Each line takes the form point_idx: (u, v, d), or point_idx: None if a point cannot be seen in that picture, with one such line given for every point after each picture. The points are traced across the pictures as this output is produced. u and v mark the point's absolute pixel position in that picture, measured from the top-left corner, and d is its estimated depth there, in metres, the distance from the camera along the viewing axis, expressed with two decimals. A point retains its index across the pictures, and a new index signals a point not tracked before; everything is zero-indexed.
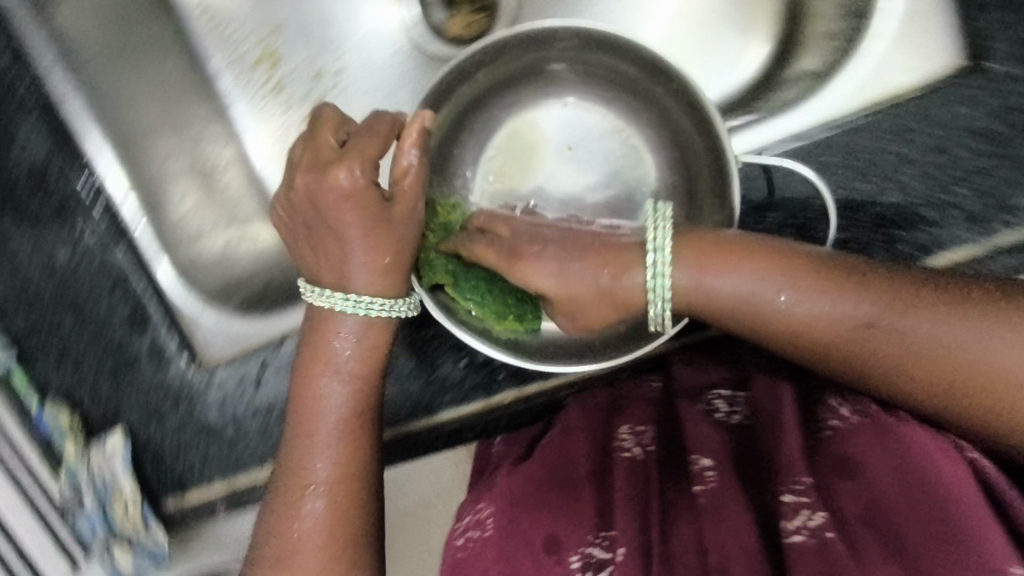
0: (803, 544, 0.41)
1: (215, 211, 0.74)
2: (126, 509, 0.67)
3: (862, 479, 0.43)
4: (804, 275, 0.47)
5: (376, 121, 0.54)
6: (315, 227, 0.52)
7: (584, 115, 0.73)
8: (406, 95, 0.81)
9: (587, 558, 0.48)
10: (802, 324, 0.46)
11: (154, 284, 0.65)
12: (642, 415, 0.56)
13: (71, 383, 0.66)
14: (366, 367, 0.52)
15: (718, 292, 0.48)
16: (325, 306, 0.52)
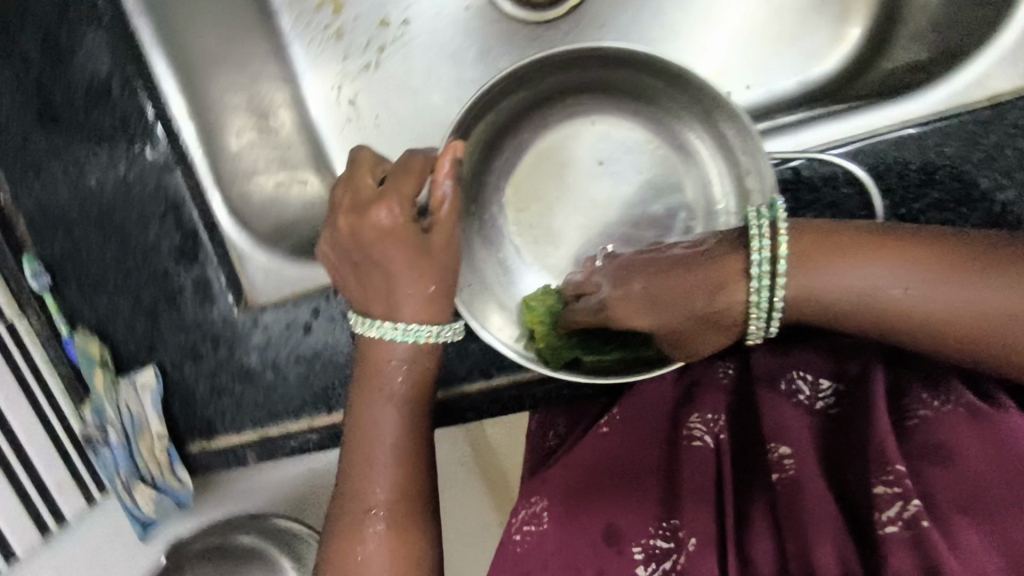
0: (900, 536, 0.40)
1: (268, 152, 0.70)
2: (152, 448, 0.64)
3: (958, 466, 0.42)
4: (922, 261, 0.41)
5: (410, 159, 0.45)
6: (355, 261, 0.44)
7: (610, 126, 0.60)
8: (474, 53, 0.72)
9: (649, 550, 0.48)
10: (880, 312, 0.42)
11: (207, 218, 0.62)
12: (716, 401, 0.53)
13: (104, 314, 0.64)
14: (422, 383, 0.44)
15: (832, 291, 0.43)
16: (375, 337, 0.43)
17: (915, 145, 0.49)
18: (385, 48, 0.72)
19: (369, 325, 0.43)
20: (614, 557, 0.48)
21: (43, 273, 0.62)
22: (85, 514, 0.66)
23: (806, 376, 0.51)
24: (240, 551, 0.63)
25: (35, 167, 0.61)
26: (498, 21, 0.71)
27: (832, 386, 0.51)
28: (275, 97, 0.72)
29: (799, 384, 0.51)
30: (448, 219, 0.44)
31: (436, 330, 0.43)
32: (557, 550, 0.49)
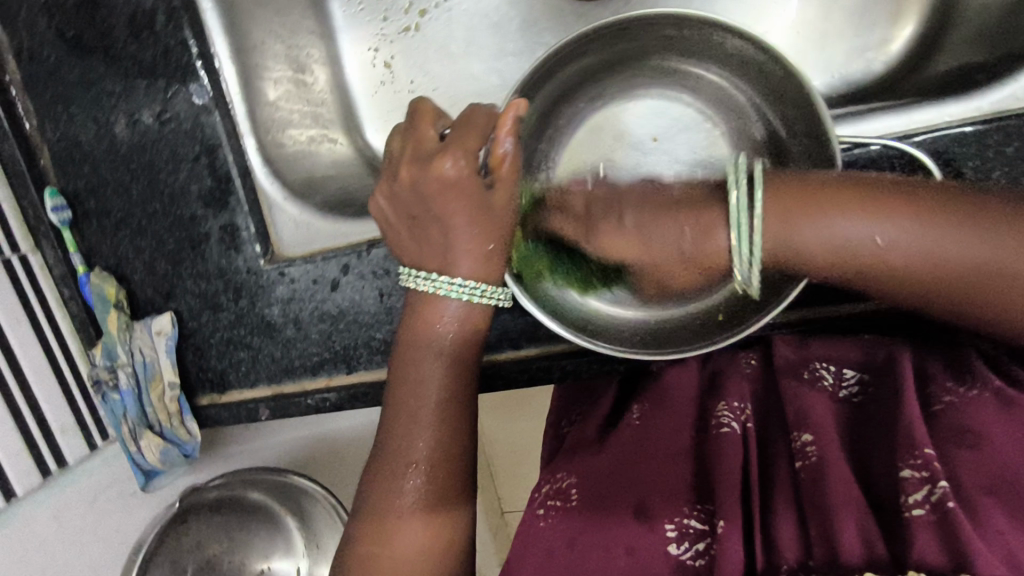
0: (925, 519, 0.36)
1: (301, 106, 0.66)
2: (162, 395, 0.63)
3: (985, 448, 0.38)
4: (905, 208, 0.37)
5: (474, 114, 0.44)
6: (414, 213, 0.43)
7: (669, 105, 0.58)
8: (517, 26, 0.65)
9: (683, 529, 0.43)
10: (856, 262, 0.38)
11: (242, 163, 0.61)
12: (742, 391, 0.50)
13: (124, 255, 0.63)
14: (473, 340, 0.44)
15: (812, 243, 0.38)
16: (429, 291, 0.43)
17: (974, 143, 0.48)
18: (427, 13, 0.66)
19: (422, 279, 0.43)
20: (642, 536, 0.43)
21: (63, 206, 0.61)
22: (87, 457, 0.64)
23: (829, 364, 0.48)
24: (254, 505, 0.61)
25: (67, 98, 0.61)
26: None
27: (857, 374, 0.47)
28: (311, 53, 0.66)
29: (821, 371, 0.48)
30: (508, 179, 0.43)
31: (488, 291, 0.43)
32: (583, 530, 0.45)
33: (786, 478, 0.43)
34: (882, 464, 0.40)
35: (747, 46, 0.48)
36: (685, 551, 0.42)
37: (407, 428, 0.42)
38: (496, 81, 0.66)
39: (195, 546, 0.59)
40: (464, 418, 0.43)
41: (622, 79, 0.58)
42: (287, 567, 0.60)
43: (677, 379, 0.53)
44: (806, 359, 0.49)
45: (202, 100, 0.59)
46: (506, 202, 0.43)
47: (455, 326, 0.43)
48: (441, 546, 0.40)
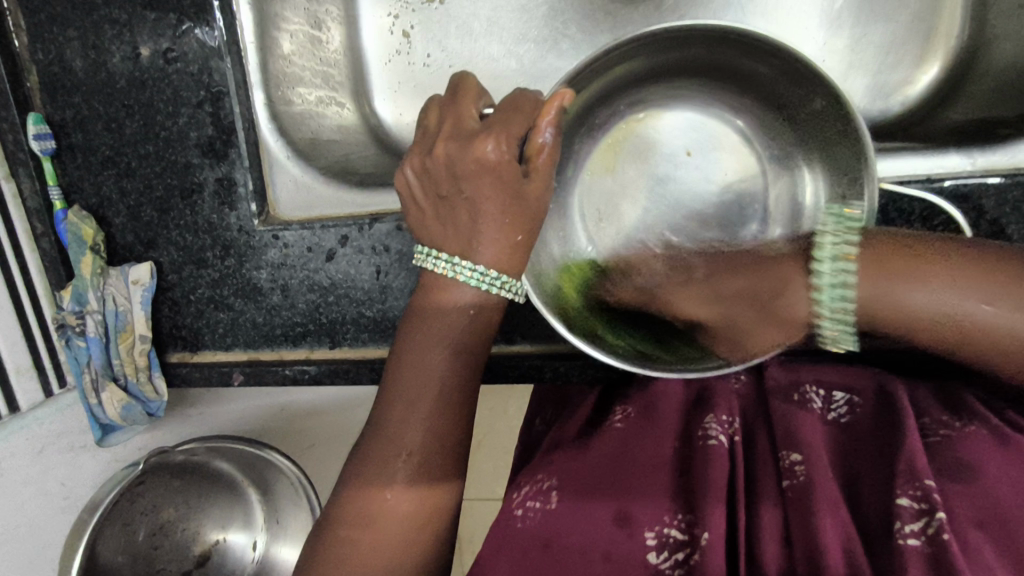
0: (917, 551, 0.34)
1: (312, 64, 0.61)
2: (131, 348, 0.60)
3: (982, 484, 0.36)
4: (1008, 279, 0.33)
5: (520, 99, 0.42)
6: (446, 193, 0.41)
7: (707, 122, 0.56)
8: (543, 14, 0.60)
9: (663, 538, 0.39)
10: (954, 332, 0.34)
11: (248, 114, 0.58)
12: (731, 404, 0.46)
13: (107, 195, 0.60)
14: (484, 329, 0.43)
15: (912, 309, 0.35)
16: (446, 275, 0.41)
17: (993, 198, 0.49)
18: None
19: (441, 261, 0.41)
20: (621, 542, 0.40)
21: (47, 135, 0.58)
22: (38, 405, 0.61)
23: (819, 387, 0.44)
24: (216, 474, 0.58)
25: (64, 20, 0.57)
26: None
27: (845, 397, 0.44)
28: (329, 10, 0.60)
29: (811, 394, 0.44)
30: (543, 174, 0.41)
31: (508, 283, 0.42)
32: (565, 533, 0.40)
33: (772, 491, 0.40)
34: (872, 496, 0.38)
35: (807, 68, 0.45)
36: (664, 561, 0.39)
37: (404, 411, 0.41)
38: (513, 65, 0.61)
39: (150, 510, 0.56)
40: (462, 404, 0.42)
41: (660, 93, 0.55)
42: (242, 540, 0.57)
43: (664, 389, 0.49)
44: (796, 381, 0.45)
45: (214, 40, 0.56)
46: (541, 188, 0.41)
47: (467, 311, 0.42)
48: (422, 535, 0.39)
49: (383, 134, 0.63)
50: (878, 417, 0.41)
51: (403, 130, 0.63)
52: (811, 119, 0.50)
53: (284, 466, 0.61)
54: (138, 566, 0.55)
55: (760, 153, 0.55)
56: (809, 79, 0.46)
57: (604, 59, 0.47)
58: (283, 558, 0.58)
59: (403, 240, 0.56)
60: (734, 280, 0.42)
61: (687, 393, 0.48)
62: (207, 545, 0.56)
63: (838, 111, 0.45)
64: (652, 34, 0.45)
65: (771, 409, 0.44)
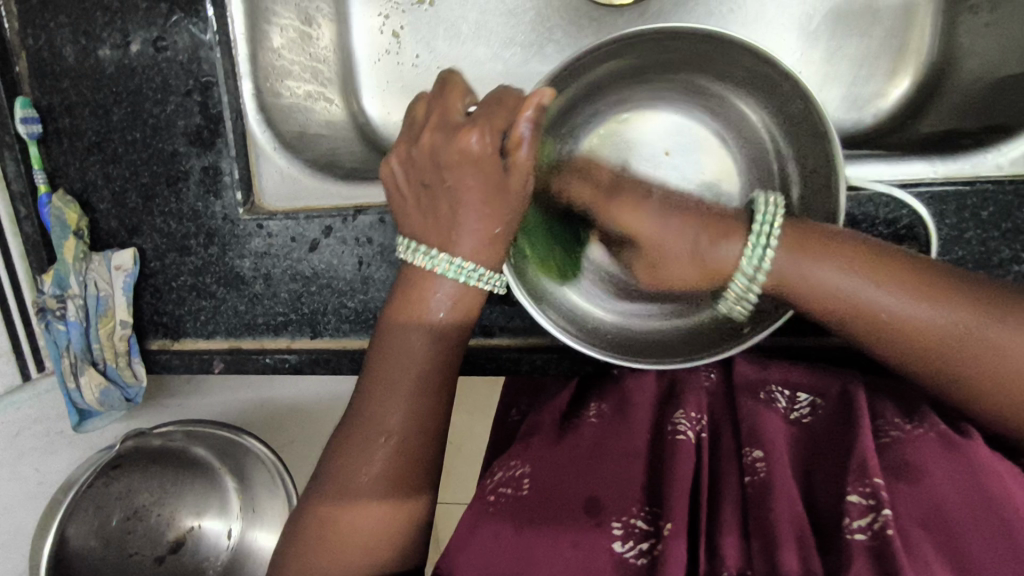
0: (862, 545, 0.35)
1: (302, 59, 0.62)
2: (112, 333, 0.60)
3: (925, 483, 0.37)
4: (875, 267, 0.38)
5: (505, 95, 0.43)
6: (430, 181, 0.43)
7: (691, 126, 0.57)
8: (530, 19, 0.62)
9: (630, 528, 0.40)
10: (833, 305, 0.39)
11: (236, 104, 0.58)
12: (700, 402, 0.46)
13: (91, 180, 0.60)
14: (458, 326, 0.44)
15: (801, 283, 0.39)
16: (424, 266, 0.43)
17: (955, 204, 0.50)
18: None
19: (419, 253, 0.43)
20: (589, 532, 0.40)
21: (33, 119, 0.58)
22: (15, 392, 0.61)
23: (784, 388, 0.46)
24: (193, 460, 0.58)
25: (57, 6, 0.57)
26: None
27: (809, 399, 0.45)
28: (319, 7, 0.62)
29: (776, 395, 0.45)
30: (525, 164, 0.42)
31: (486, 278, 0.43)
32: (525, 524, 0.41)
33: (735, 488, 0.41)
34: (826, 489, 0.39)
35: (774, 69, 0.47)
36: (630, 550, 0.40)
37: (388, 397, 0.42)
38: (500, 67, 0.63)
39: (123, 496, 0.56)
40: (442, 391, 0.43)
41: (643, 94, 0.57)
42: (218, 527, 0.58)
43: (637, 385, 0.49)
44: (763, 380, 0.46)
45: (207, 39, 0.57)
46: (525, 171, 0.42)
47: (446, 306, 0.43)
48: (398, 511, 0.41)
49: (370, 130, 0.65)
50: (840, 417, 0.42)
51: (389, 128, 0.64)
52: (788, 127, 0.51)
53: (260, 452, 0.60)
54: (110, 550, 0.55)
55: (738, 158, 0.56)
56: (778, 81, 0.48)
57: (587, 58, 0.49)
58: (260, 546, 0.58)
59: (386, 232, 0.57)
60: (690, 223, 0.42)
61: (660, 386, 0.49)
62: (181, 531, 0.57)
63: (812, 115, 0.46)
64: (634, 35, 0.47)
65: (739, 407, 0.45)
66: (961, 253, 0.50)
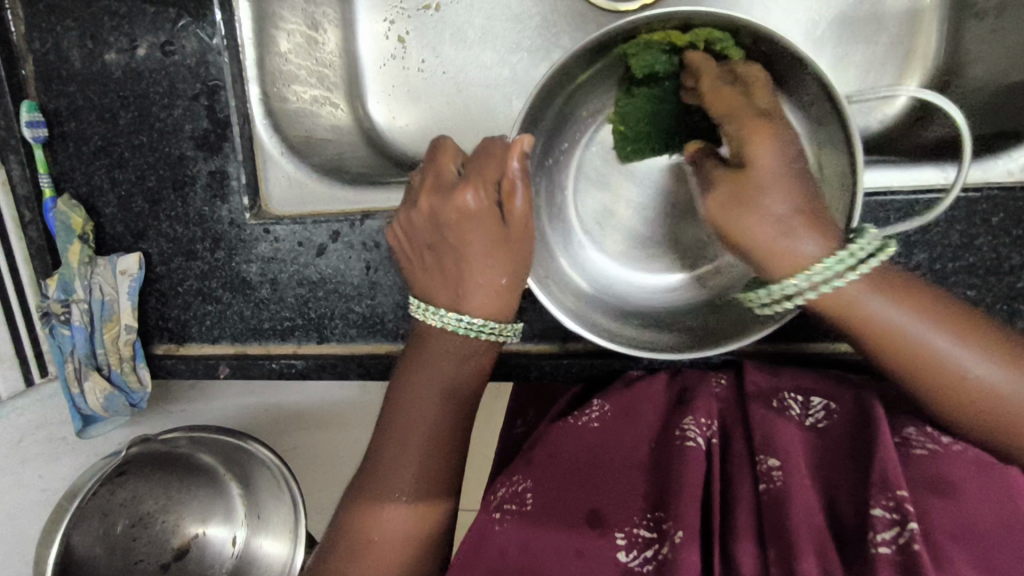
0: (889, 559, 0.35)
1: (307, 63, 0.62)
2: (116, 338, 0.60)
3: (960, 500, 0.37)
4: (937, 317, 0.39)
5: (490, 145, 0.45)
6: (433, 241, 0.45)
7: None
8: (536, 24, 0.61)
9: (634, 538, 0.40)
10: (888, 345, 0.40)
11: (242, 107, 0.58)
12: (710, 408, 0.46)
13: (97, 184, 0.60)
14: (475, 372, 0.47)
15: (866, 318, 0.39)
16: (436, 326, 0.46)
17: (965, 209, 0.50)
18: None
19: (430, 312, 0.46)
20: (594, 541, 0.40)
21: (39, 123, 0.58)
22: (19, 395, 0.61)
23: (797, 394, 0.45)
24: (200, 467, 0.58)
25: (63, 10, 0.57)
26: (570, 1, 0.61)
27: (823, 402, 0.44)
28: (326, 12, 0.61)
29: (789, 401, 0.45)
30: (522, 211, 0.44)
31: (493, 329, 0.45)
32: (538, 537, 0.41)
33: (747, 497, 0.40)
34: (846, 498, 0.39)
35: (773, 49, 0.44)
36: (634, 559, 0.39)
37: (416, 416, 0.45)
38: (507, 72, 0.63)
39: (130, 501, 0.56)
40: (453, 419, 0.46)
41: None
42: (222, 534, 0.57)
43: (644, 393, 0.49)
44: (775, 388, 0.46)
45: (216, 44, 0.57)
46: (523, 218, 0.44)
47: (461, 352, 0.46)
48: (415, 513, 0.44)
49: (376, 135, 0.65)
50: (853, 427, 0.42)
51: (395, 133, 0.64)
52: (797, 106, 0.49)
53: (266, 457, 0.60)
54: (115, 558, 0.54)
55: None
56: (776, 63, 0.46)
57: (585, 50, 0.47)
58: (264, 552, 0.57)
59: None
60: (790, 205, 0.39)
61: (669, 394, 0.49)
62: (186, 538, 0.56)
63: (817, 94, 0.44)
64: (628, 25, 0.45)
65: (751, 415, 0.44)
66: (972, 260, 0.50)
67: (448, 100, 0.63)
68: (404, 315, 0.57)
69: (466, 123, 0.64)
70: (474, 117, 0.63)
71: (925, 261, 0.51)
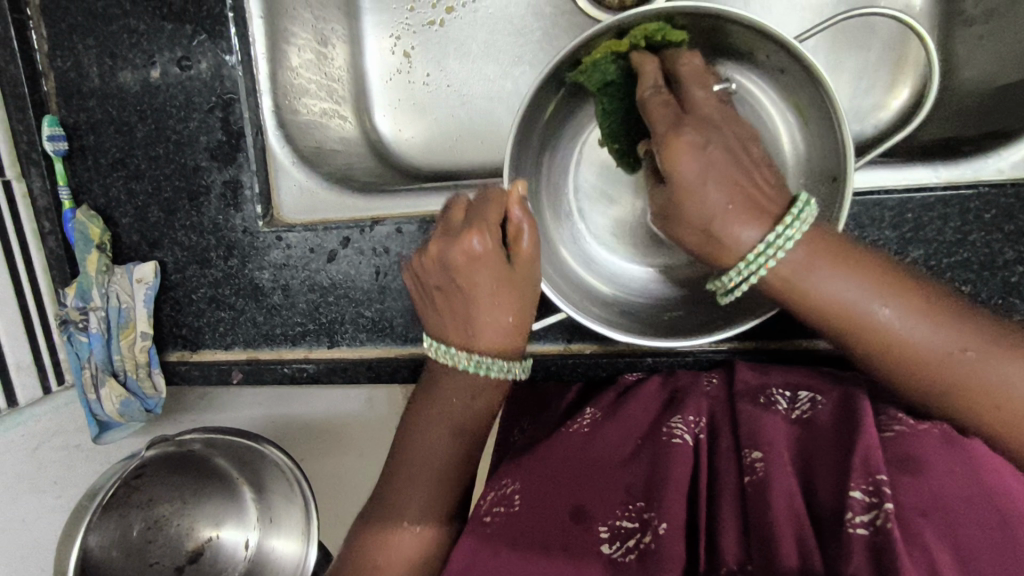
0: (864, 539, 0.33)
1: (318, 78, 0.64)
2: (132, 344, 0.62)
3: (928, 476, 0.35)
4: (895, 288, 0.38)
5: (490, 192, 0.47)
6: (439, 287, 0.46)
7: None
8: (538, 38, 0.64)
9: (615, 530, 0.39)
10: (843, 321, 0.38)
11: (255, 119, 0.60)
12: (700, 406, 0.46)
13: (115, 196, 0.62)
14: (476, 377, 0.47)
15: (818, 295, 0.38)
16: (448, 364, 0.47)
17: (958, 207, 0.51)
18: (454, 10, 0.65)
19: (443, 351, 0.47)
20: (577, 536, 0.39)
21: (60, 137, 0.60)
22: (37, 402, 0.62)
23: (784, 390, 0.45)
24: (212, 471, 0.59)
25: (85, 29, 0.59)
26: (568, 16, 0.63)
27: (810, 396, 0.44)
28: (334, 28, 0.64)
29: (776, 398, 0.45)
30: (529, 252, 0.45)
31: (504, 367, 0.47)
32: (524, 533, 0.40)
33: (732, 487, 0.40)
34: (825, 482, 0.38)
35: (772, 36, 0.45)
36: (616, 551, 0.38)
37: (420, 414, 0.48)
38: (509, 85, 0.65)
39: (145, 505, 0.56)
40: (456, 418, 0.47)
41: None
42: (236, 537, 0.57)
43: (637, 395, 0.49)
44: (763, 385, 0.46)
45: (231, 60, 0.59)
46: (530, 259, 0.45)
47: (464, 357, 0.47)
48: (431, 502, 0.46)
49: (385, 148, 0.67)
50: (837, 411, 0.41)
51: (402, 145, 0.67)
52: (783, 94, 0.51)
53: (279, 460, 0.61)
54: (131, 560, 0.54)
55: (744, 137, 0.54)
56: (769, 47, 0.47)
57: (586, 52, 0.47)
58: (278, 552, 0.58)
59: (403, 242, 0.58)
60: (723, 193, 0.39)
61: (662, 396, 0.49)
62: (199, 542, 0.56)
63: (815, 83, 0.45)
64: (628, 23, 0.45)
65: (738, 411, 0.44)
66: (964, 255, 0.51)
67: (453, 112, 0.66)
68: (412, 319, 0.59)
69: (471, 134, 0.67)
70: (479, 127, 0.66)
71: (920, 259, 0.52)
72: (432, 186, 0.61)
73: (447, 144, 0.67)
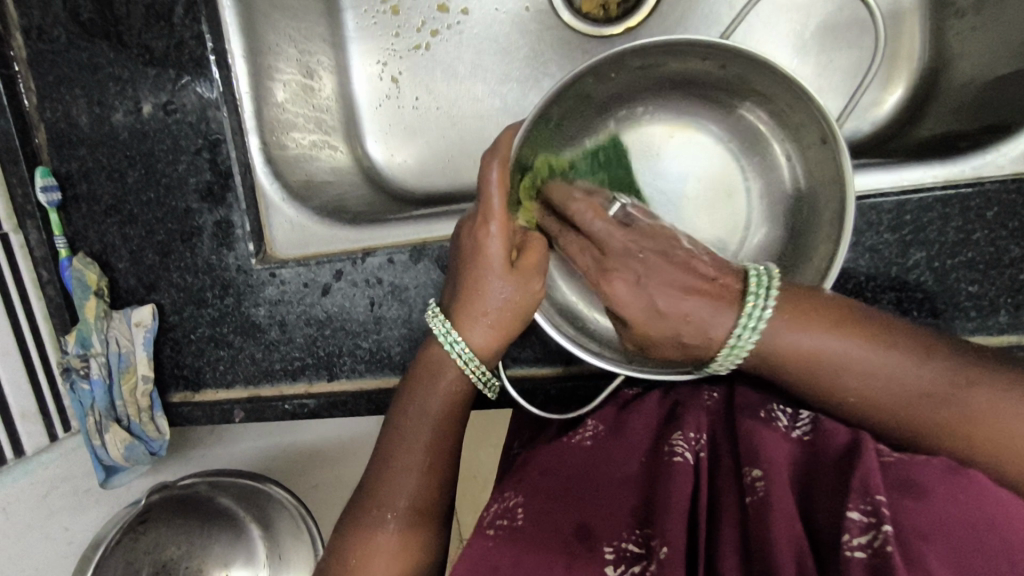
0: (861, 563, 0.32)
1: (305, 111, 0.64)
2: (134, 390, 0.62)
3: (931, 502, 0.34)
4: (869, 332, 0.39)
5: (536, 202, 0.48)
6: (456, 274, 0.48)
7: (674, 133, 0.56)
8: (524, 54, 0.64)
9: (622, 552, 0.38)
10: (824, 373, 0.40)
11: (244, 159, 0.60)
12: (699, 422, 0.45)
13: (110, 242, 0.62)
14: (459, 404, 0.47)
15: (802, 352, 0.40)
16: (437, 335, 0.47)
17: (958, 207, 0.50)
18: (439, 33, 0.65)
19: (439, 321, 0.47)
20: (581, 556, 0.38)
21: (53, 187, 0.61)
22: (46, 449, 0.63)
23: (785, 407, 0.43)
24: (220, 512, 0.59)
25: (71, 80, 0.60)
26: (554, 30, 0.64)
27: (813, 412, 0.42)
28: (320, 60, 0.65)
29: (777, 413, 0.43)
30: (535, 262, 0.46)
31: (479, 367, 0.47)
32: (522, 552, 0.39)
33: (733, 510, 0.39)
34: (826, 502, 0.36)
35: (732, 52, 0.45)
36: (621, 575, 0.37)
37: (402, 435, 0.46)
38: (497, 104, 0.65)
39: (153, 549, 0.56)
40: (446, 450, 0.47)
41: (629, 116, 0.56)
42: None
43: (635, 412, 0.48)
44: (765, 400, 0.45)
45: (214, 101, 0.59)
46: (535, 264, 0.46)
47: (455, 383, 0.47)
48: (433, 536, 0.45)
49: (377, 174, 0.67)
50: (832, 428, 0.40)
51: (394, 169, 0.67)
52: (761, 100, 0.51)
53: (284, 500, 0.63)
54: None
55: (730, 145, 0.55)
56: (726, 60, 0.47)
57: (561, 93, 0.47)
58: None
59: (395, 272, 0.58)
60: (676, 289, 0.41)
61: (661, 409, 0.48)
62: None
63: (785, 83, 0.45)
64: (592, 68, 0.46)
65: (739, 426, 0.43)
66: (968, 254, 0.50)
67: (443, 134, 0.66)
68: (410, 348, 0.58)
69: (463, 154, 0.66)
70: (470, 148, 0.66)
71: (923, 261, 0.51)
72: (425, 212, 0.61)
73: (439, 167, 0.67)
